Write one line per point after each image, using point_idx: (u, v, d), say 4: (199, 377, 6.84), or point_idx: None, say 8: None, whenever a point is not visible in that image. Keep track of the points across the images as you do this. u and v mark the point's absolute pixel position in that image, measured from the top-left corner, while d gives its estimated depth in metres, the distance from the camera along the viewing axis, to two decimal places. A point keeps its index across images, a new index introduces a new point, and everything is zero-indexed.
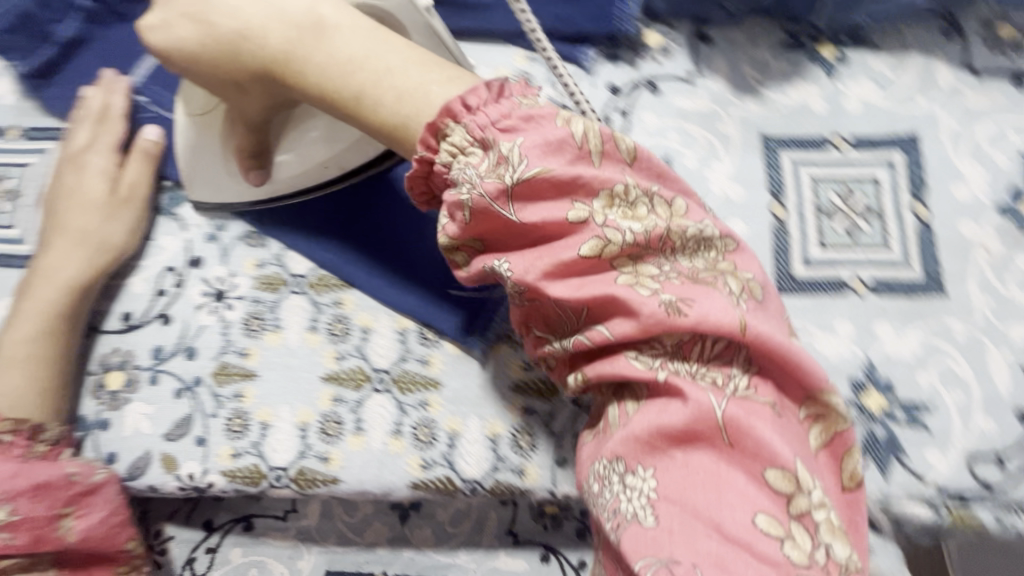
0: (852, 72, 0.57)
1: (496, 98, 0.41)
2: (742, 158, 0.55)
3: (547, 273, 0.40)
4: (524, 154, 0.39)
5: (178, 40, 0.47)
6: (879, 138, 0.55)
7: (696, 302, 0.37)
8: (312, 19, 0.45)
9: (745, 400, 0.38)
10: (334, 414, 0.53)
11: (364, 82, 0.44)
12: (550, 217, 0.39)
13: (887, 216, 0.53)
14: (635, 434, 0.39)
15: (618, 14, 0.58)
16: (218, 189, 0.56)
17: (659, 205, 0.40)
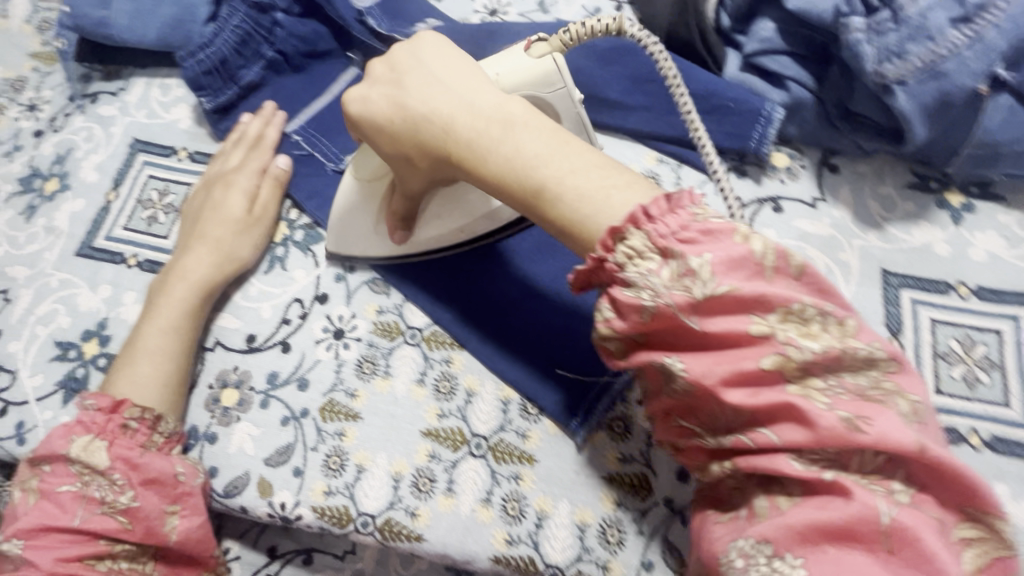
0: (979, 221, 0.58)
1: (672, 208, 0.36)
2: (862, 289, 0.56)
3: (724, 382, 0.34)
4: (713, 271, 0.34)
5: (373, 113, 0.49)
6: (1004, 292, 0.55)
7: (875, 420, 0.31)
8: (503, 115, 0.43)
9: (912, 512, 0.31)
10: (428, 471, 0.54)
11: (546, 177, 0.41)
12: (733, 329, 0.34)
13: (1008, 372, 0.53)
14: (787, 525, 0.32)
15: (756, 135, 0.58)
16: (361, 243, 0.60)
17: (832, 323, 0.34)
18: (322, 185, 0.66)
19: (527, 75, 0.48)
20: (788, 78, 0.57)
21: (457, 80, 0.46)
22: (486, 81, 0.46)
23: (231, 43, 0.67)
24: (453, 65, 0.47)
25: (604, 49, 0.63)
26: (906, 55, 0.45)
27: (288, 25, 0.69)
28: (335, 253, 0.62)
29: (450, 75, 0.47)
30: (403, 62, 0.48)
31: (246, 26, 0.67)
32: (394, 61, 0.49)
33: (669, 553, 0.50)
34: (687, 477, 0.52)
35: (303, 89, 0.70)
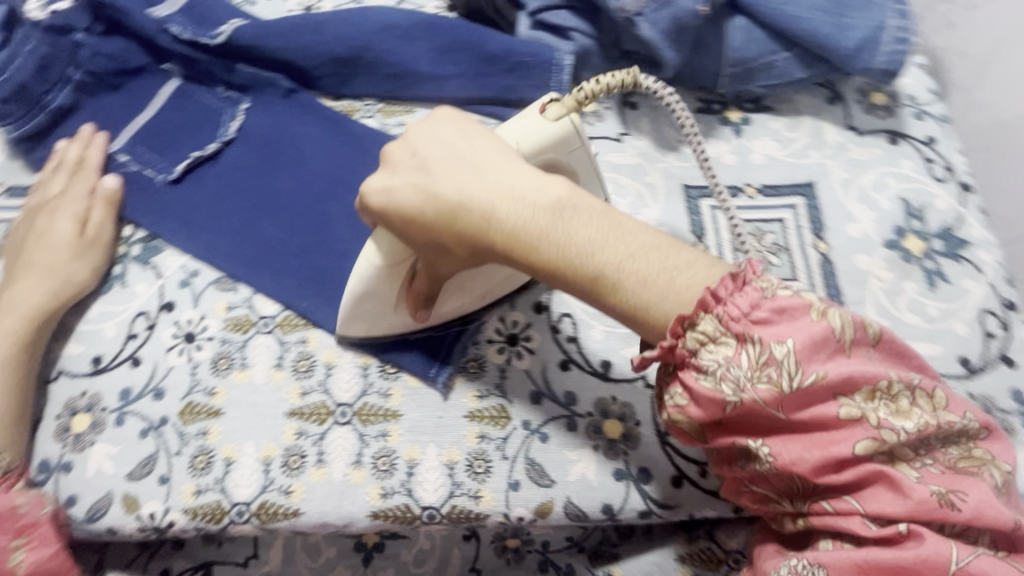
0: (755, 130, 0.66)
1: (741, 288, 0.39)
2: (668, 205, 0.63)
3: (815, 464, 0.37)
4: (798, 359, 0.37)
5: (399, 203, 0.47)
6: (782, 186, 0.64)
7: (967, 494, 0.35)
8: (551, 201, 0.43)
9: (988, 560, 0.35)
10: (298, 447, 0.55)
11: (603, 263, 0.41)
12: (824, 416, 0.37)
13: (793, 251, 0.61)
14: (853, 559, 0.36)
15: (556, 81, 0.63)
16: (373, 322, 0.56)
17: (921, 398, 0.37)
18: (153, 197, 0.65)
19: (547, 137, 0.48)
20: (569, 29, 0.63)
21: (489, 164, 0.46)
22: (519, 164, 0.45)
23: (29, 69, 0.64)
24: (480, 147, 0.46)
25: (405, 26, 0.66)
26: None
27: (91, 44, 0.67)
28: (343, 336, 0.58)
29: (480, 157, 0.46)
30: (427, 148, 0.47)
31: (45, 49, 0.65)
32: (416, 147, 0.48)
33: (532, 470, 0.54)
34: (541, 398, 0.56)
35: (121, 106, 0.68)
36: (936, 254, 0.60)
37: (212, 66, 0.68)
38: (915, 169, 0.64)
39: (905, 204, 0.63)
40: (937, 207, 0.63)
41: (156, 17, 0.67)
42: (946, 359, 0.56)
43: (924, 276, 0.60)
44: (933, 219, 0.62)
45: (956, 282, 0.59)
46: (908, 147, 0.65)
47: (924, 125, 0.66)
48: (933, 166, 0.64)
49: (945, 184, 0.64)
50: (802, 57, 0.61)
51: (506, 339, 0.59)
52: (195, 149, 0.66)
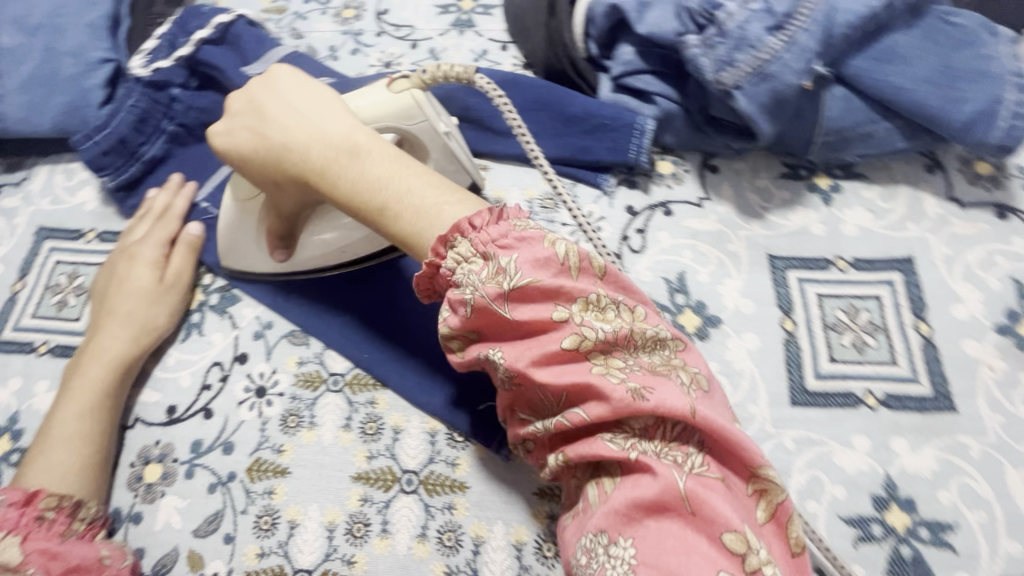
0: (847, 200, 0.63)
1: (496, 219, 0.42)
2: (752, 276, 0.60)
3: (535, 362, 0.40)
4: (518, 265, 0.40)
5: (238, 144, 0.52)
6: (877, 260, 0.60)
7: (657, 390, 0.38)
8: (347, 142, 0.49)
9: (700, 477, 0.38)
10: (362, 515, 0.53)
11: (386, 198, 0.47)
12: (540, 316, 0.40)
13: (892, 332, 0.57)
14: (612, 507, 0.38)
15: (634, 147, 0.62)
16: (245, 258, 0.62)
17: (623, 311, 0.41)
18: None
19: (387, 108, 0.52)
20: (654, 94, 0.62)
21: (310, 109, 0.51)
22: (340, 112, 0.51)
23: (128, 123, 0.68)
24: (309, 96, 0.51)
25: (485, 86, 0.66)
26: (734, 62, 0.51)
27: (185, 98, 0.70)
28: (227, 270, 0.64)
29: (305, 106, 0.51)
30: (260, 95, 0.52)
31: (143, 104, 0.68)
32: (254, 96, 0.53)
33: None
34: None
35: (209, 156, 0.71)
36: None
37: None
38: None
39: (1017, 285, 0.58)
40: None
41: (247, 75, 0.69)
42: None
43: None
44: None
45: None
46: (1019, 223, 0.60)
47: None
48: None
49: None
50: (905, 128, 0.57)
51: None
52: None
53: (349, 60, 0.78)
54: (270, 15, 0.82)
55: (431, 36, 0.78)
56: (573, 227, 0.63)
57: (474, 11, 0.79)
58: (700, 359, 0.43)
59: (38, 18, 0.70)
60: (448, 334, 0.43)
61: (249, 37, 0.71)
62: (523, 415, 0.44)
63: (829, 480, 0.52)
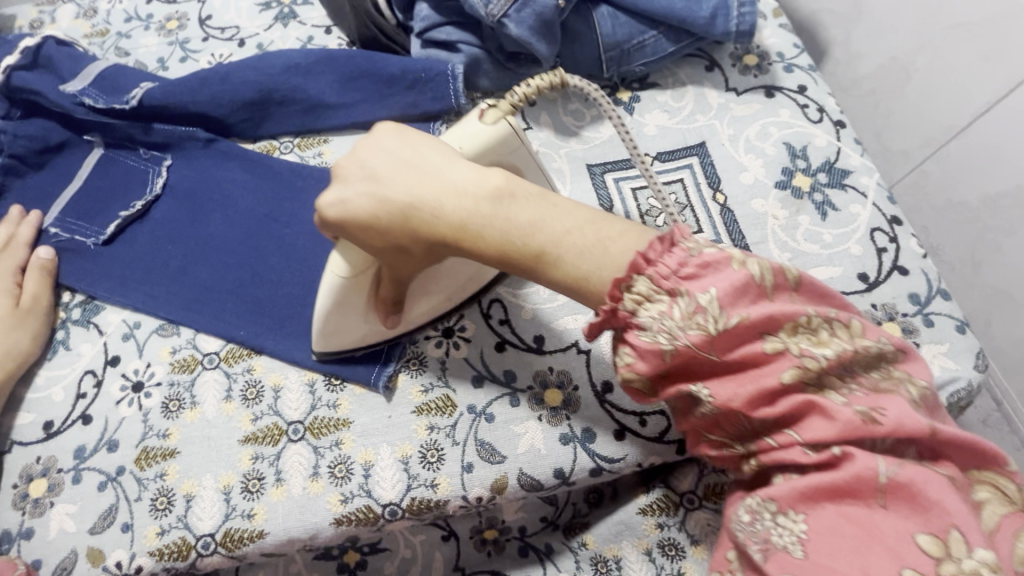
0: (646, 106, 0.72)
1: (669, 248, 0.38)
2: (576, 185, 0.68)
3: (750, 397, 0.37)
4: (720, 305, 0.36)
5: (351, 212, 0.47)
6: (676, 150, 0.69)
7: (887, 409, 0.34)
8: (495, 189, 0.44)
9: (918, 468, 0.34)
10: (255, 471, 0.56)
11: (545, 242, 0.43)
12: (749, 353, 0.36)
13: (695, 207, 0.66)
14: (796, 487, 0.36)
15: (453, 91, 0.68)
16: (344, 334, 0.57)
17: (838, 327, 0.37)
18: (88, 261, 0.67)
19: (488, 141, 0.49)
20: (457, 42, 0.67)
21: (431, 165, 0.46)
22: (459, 161, 0.46)
23: None
24: (427, 148, 0.47)
25: (306, 64, 0.69)
26: None
27: (10, 129, 0.70)
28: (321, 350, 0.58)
29: (424, 160, 0.47)
30: (366, 157, 0.48)
31: None
32: (362, 156, 0.48)
33: (483, 450, 0.56)
34: (482, 381, 0.59)
35: (50, 182, 0.71)
36: (824, 187, 0.66)
37: (130, 130, 0.71)
38: (793, 116, 0.70)
39: (788, 147, 0.68)
40: (817, 146, 0.68)
41: (68, 91, 0.70)
42: (847, 278, 0.61)
43: (815, 208, 0.64)
44: (816, 157, 0.67)
45: (844, 209, 0.64)
46: (783, 98, 0.71)
47: (795, 77, 0.72)
48: (808, 110, 0.70)
49: (821, 124, 0.69)
50: (668, 33, 0.66)
51: (443, 332, 0.61)
52: (124, 209, 0.69)
53: (179, 68, 0.80)
54: (93, 39, 0.83)
55: (257, 33, 0.82)
56: None
57: (294, 3, 0.83)
58: (923, 367, 0.39)
59: None
60: (624, 374, 0.40)
61: (62, 57, 0.71)
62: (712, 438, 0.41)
63: None
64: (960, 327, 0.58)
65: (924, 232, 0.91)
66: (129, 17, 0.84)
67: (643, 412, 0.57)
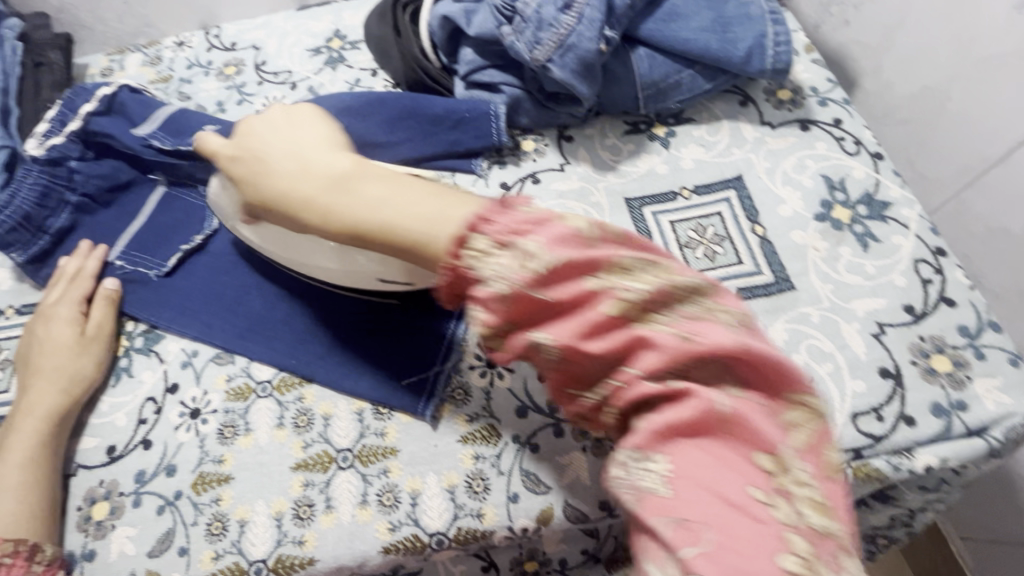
0: (682, 140, 0.73)
1: (506, 209, 0.42)
2: (615, 218, 0.69)
3: (583, 336, 0.40)
4: (547, 250, 0.40)
5: (238, 174, 0.54)
6: (713, 183, 0.70)
7: (706, 334, 0.39)
8: (336, 174, 0.48)
9: (745, 400, 0.39)
10: (306, 498, 0.58)
11: (388, 216, 0.46)
12: (576, 291, 0.40)
13: (735, 239, 0.66)
14: (652, 429, 0.39)
15: (495, 129, 0.72)
16: (230, 222, 0.63)
17: (656, 269, 0.41)
18: (149, 292, 0.70)
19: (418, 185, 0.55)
20: (500, 84, 0.71)
21: (304, 143, 0.52)
22: (329, 145, 0.52)
23: (30, 200, 0.72)
24: (304, 132, 0.53)
25: (356, 105, 0.72)
26: (541, 41, 0.60)
27: (84, 169, 0.75)
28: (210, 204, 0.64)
29: (300, 139, 0.52)
30: (250, 134, 0.55)
31: (43, 181, 0.72)
32: (248, 132, 0.55)
33: (528, 480, 0.57)
34: (527, 411, 0.59)
35: (117, 217, 0.76)
36: (864, 219, 0.66)
37: (193, 169, 0.76)
38: (830, 148, 0.71)
39: (826, 180, 0.69)
40: (856, 178, 0.68)
41: (139, 135, 0.75)
42: (892, 309, 0.60)
43: (856, 239, 0.65)
44: (854, 188, 0.68)
45: (886, 240, 0.64)
46: (819, 131, 0.72)
47: (830, 110, 0.73)
48: (845, 143, 0.71)
49: (858, 157, 0.70)
50: (703, 72, 0.68)
51: (486, 363, 0.62)
52: (184, 242, 0.72)
53: (236, 110, 0.85)
54: (158, 85, 0.89)
55: (309, 76, 0.87)
56: None
57: (342, 48, 0.88)
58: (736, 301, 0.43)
59: None
60: (485, 333, 0.41)
61: (134, 103, 0.77)
62: (575, 392, 0.43)
63: None
64: (1013, 360, 0.57)
65: (966, 260, 0.90)
66: (191, 64, 0.91)
67: None
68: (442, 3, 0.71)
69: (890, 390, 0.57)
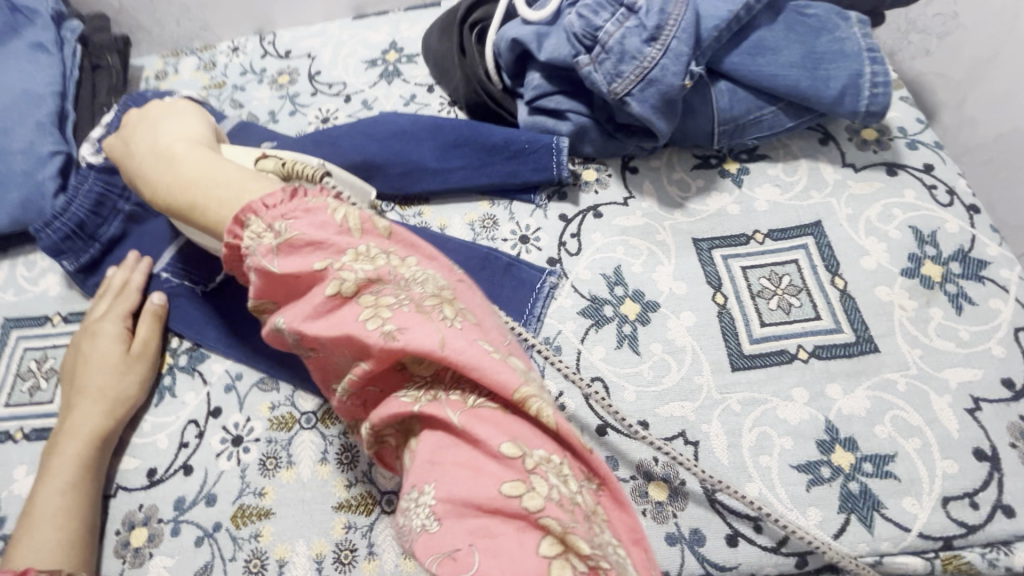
0: (756, 179, 0.69)
1: (290, 199, 0.46)
2: (681, 261, 0.65)
3: (306, 317, 0.41)
4: (290, 230, 0.43)
5: (115, 154, 0.62)
6: (789, 229, 0.66)
7: (410, 330, 0.38)
8: (166, 151, 0.56)
9: (478, 411, 0.38)
10: (348, 542, 0.55)
11: (194, 197, 0.51)
12: (304, 267, 0.42)
13: (813, 292, 0.62)
14: (424, 453, 0.37)
15: (556, 162, 0.67)
16: None
17: (392, 259, 0.43)
18: (193, 309, 0.68)
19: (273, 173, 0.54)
20: (567, 111, 0.68)
21: (163, 130, 0.59)
22: (181, 132, 0.59)
23: (84, 208, 0.71)
24: (166, 118, 0.61)
25: (414, 129, 0.70)
26: (622, 74, 0.57)
27: None
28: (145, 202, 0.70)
29: (162, 126, 0.60)
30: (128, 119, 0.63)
31: (97, 188, 0.71)
32: (134, 116, 0.63)
33: None
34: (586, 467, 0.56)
35: (164, 227, 0.74)
36: (957, 278, 0.61)
37: None
38: (919, 197, 0.66)
39: (915, 232, 0.63)
40: (948, 231, 0.63)
41: None
42: (989, 383, 0.55)
43: (948, 300, 0.60)
44: (947, 243, 0.63)
45: (983, 303, 0.59)
46: (907, 177, 0.67)
47: (920, 154, 0.68)
48: (936, 191, 0.66)
49: (952, 208, 0.65)
50: (788, 109, 0.64)
51: None
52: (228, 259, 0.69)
53: (289, 121, 0.84)
54: (211, 91, 0.88)
55: (363, 89, 0.84)
56: (512, 240, 0.68)
57: (399, 61, 0.86)
58: (476, 298, 0.45)
59: None
60: (252, 307, 0.46)
61: None
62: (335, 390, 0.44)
63: (777, 433, 0.55)
64: None
65: None
66: (244, 71, 0.89)
67: (756, 519, 0.52)
68: (511, 25, 0.68)
69: (987, 474, 0.52)
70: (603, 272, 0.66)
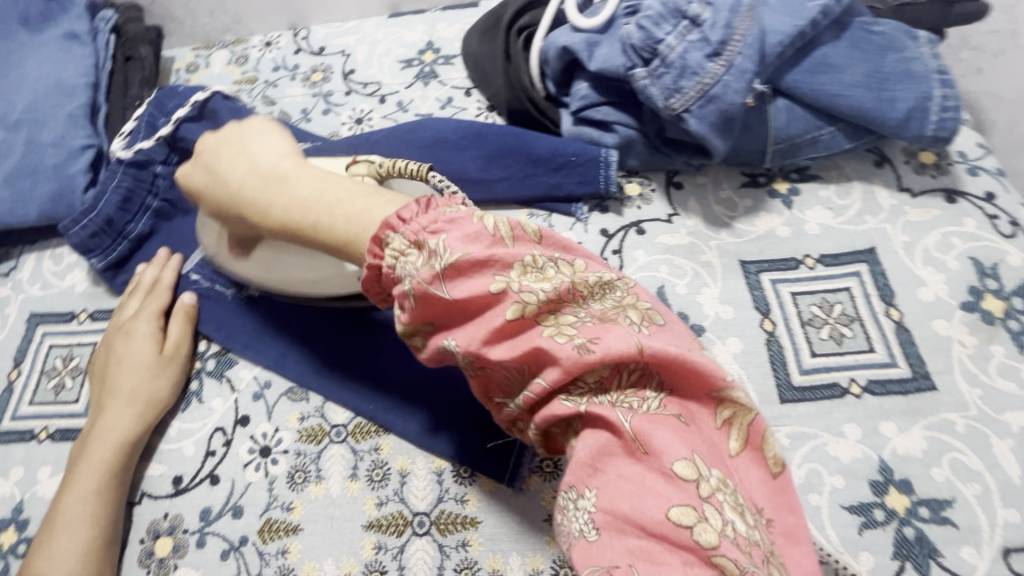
0: (807, 201, 0.66)
1: (426, 210, 0.42)
2: (727, 283, 0.63)
3: (485, 340, 0.39)
4: (447, 244, 0.39)
5: (202, 186, 0.59)
6: (842, 254, 0.63)
7: (603, 338, 0.36)
8: (273, 170, 0.52)
9: (652, 417, 0.36)
10: (377, 563, 0.54)
11: (319, 215, 0.47)
12: (477, 290, 0.38)
13: (866, 323, 0.59)
14: (581, 459, 0.37)
15: (603, 177, 0.65)
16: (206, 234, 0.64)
17: (563, 266, 0.40)
18: (222, 311, 0.67)
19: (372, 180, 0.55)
20: (614, 123, 0.66)
21: (255, 151, 0.56)
22: (277, 151, 0.55)
23: (113, 204, 0.69)
24: (254, 137, 0.58)
25: (453, 137, 0.68)
26: (682, 89, 0.56)
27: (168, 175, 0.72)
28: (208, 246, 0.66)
29: (253, 147, 0.56)
30: (211, 148, 0.59)
31: (127, 183, 0.70)
32: (214, 143, 0.59)
33: None
34: None
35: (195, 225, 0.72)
36: (1020, 314, 0.58)
37: None
38: (980, 227, 0.63)
39: (975, 263, 0.61)
40: (1011, 265, 0.60)
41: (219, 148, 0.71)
42: None
43: (1010, 337, 0.57)
44: (1009, 276, 0.60)
45: None
46: (967, 205, 0.64)
47: (981, 182, 0.65)
48: (998, 222, 0.63)
49: (1015, 240, 0.62)
50: (847, 130, 0.61)
51: None
52: None
53: (322, 121, 0.82)
54: (243, 86, 0.86)
55: (398, 90, 0.82)
56: None
57: (436, 62, 0.83)
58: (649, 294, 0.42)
59: (18, 113, 0.72)
60: (403, 331, 0.42)
61: (225, 110, 0.75)
62: (500, 402, 0.43)
63: (828, 471, 0.53)
64: None
65: None
66: (277, 66, 0.87)
67: None
68: (559, 33, 0.67)
69: None
70: (645, 292, 0.63)
